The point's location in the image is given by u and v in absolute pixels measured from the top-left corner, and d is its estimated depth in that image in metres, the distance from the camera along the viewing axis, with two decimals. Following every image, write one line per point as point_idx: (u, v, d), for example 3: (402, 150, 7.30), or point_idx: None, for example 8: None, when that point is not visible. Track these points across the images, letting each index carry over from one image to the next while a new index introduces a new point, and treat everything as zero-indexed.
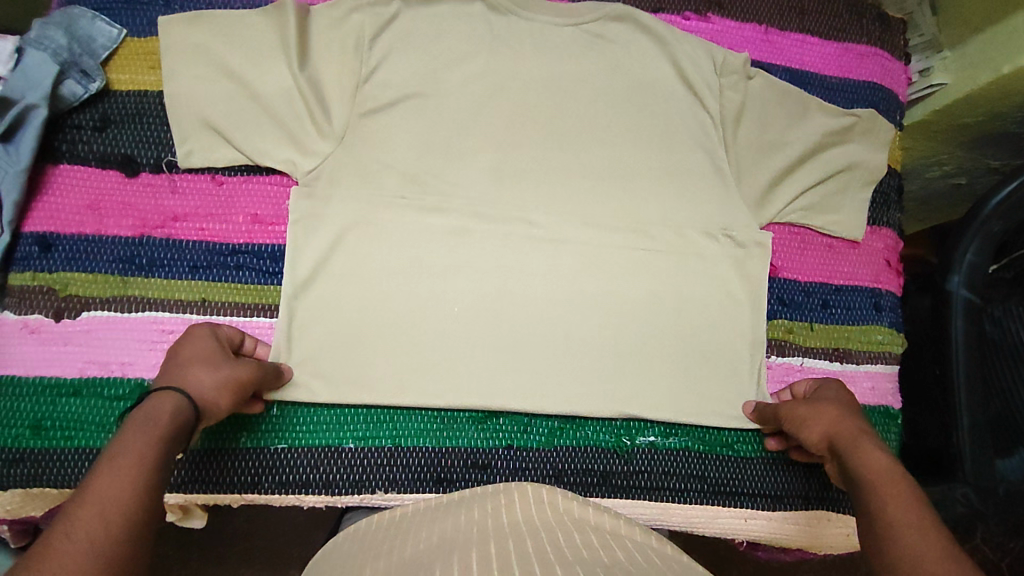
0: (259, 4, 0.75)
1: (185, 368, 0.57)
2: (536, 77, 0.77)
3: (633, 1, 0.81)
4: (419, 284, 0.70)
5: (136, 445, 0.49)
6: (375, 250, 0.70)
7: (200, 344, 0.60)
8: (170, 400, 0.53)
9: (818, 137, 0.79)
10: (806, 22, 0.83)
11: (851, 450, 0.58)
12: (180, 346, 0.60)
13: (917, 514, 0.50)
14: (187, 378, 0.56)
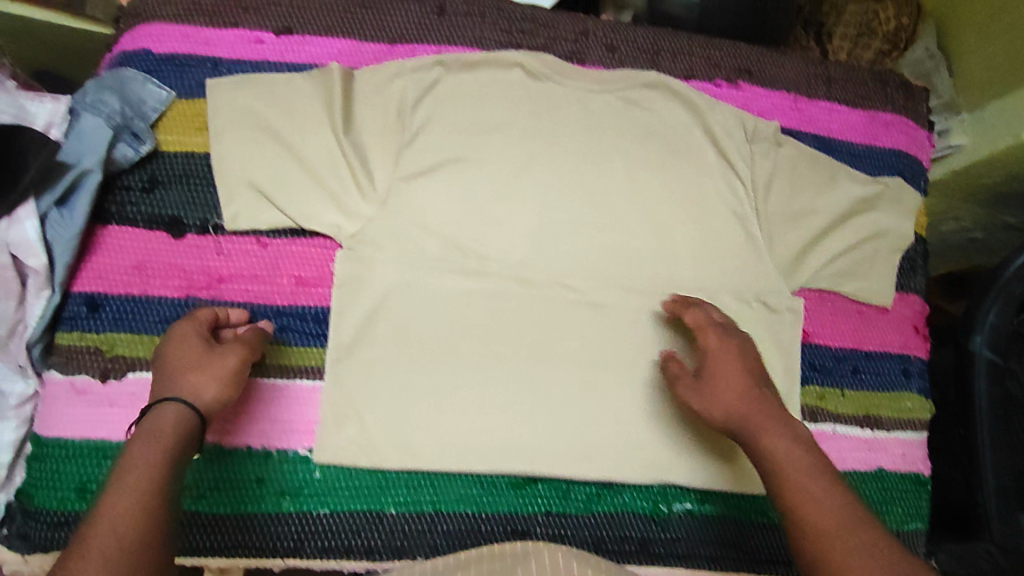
0: (302, 66, 0.76)
1: (175, 368, 0.60)
2: (573, 142, 0.79)
3: (666, 69, 0.83)
4: (461, 348, 0.72)
5: (146, 456, 0.53)
6: (417, 314, 0.71)
7: (184, 341, 0.62)
8: (172, 410, 0.57)
9: (846, 204, 0.81)
10: (833, 91, 0.85)
11: (747, 429, 0.62)
12: (167, 346, 0.62)
13: (834, 502, 0.55)
14: (182, 383, 0.59)
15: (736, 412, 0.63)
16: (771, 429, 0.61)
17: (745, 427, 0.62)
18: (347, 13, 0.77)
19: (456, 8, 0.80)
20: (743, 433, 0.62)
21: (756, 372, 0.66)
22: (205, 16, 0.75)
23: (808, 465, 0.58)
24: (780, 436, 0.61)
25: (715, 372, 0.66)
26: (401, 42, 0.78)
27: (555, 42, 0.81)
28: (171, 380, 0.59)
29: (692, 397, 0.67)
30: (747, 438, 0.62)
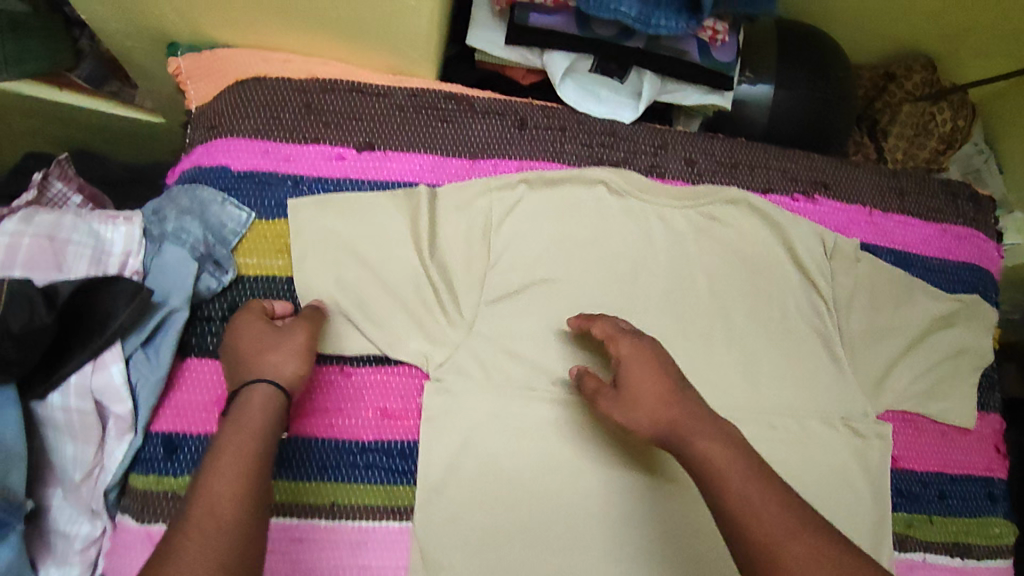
0: (385, 183, 0.74)
1: (248, 353, 0.59)
2: (656, 260, 0.77)
3: (744, 182, 0.82)
4: (550, 482, 0.69)
5: (240, 439, 0.52)
6: (505, 449, 0.69)
7: (251, 328, 0.61)
8: (259, 393, 0.56)
9: (927, 322, 0.81)
10: (906, 204, 0.85)
11: (679, 439, 0.56)
12: (233, 334, 0.62)
13: (778, 516, 0.49)
14: (259, 365, 0.58)
15: (664, 419, 0.57)
16: (702, 432, 0.55)
17: (671, 432, 0.56)
18: (429, 128, 0.76)
19: (536, 121, 0.78)
20: (676, 440, 0.56)
21: (670, 372, 0.59)
22: (285, 131, 0.73)
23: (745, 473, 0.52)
24: (711, 437, 0.54)
25: (628, 379, 0.60)
26: (482, 157, 0.77)
27: (634, 156, 0.80)
28: (248, 361, 0.59)
29: (614, 411, 0.61)
30: (679, 446, 0.55)
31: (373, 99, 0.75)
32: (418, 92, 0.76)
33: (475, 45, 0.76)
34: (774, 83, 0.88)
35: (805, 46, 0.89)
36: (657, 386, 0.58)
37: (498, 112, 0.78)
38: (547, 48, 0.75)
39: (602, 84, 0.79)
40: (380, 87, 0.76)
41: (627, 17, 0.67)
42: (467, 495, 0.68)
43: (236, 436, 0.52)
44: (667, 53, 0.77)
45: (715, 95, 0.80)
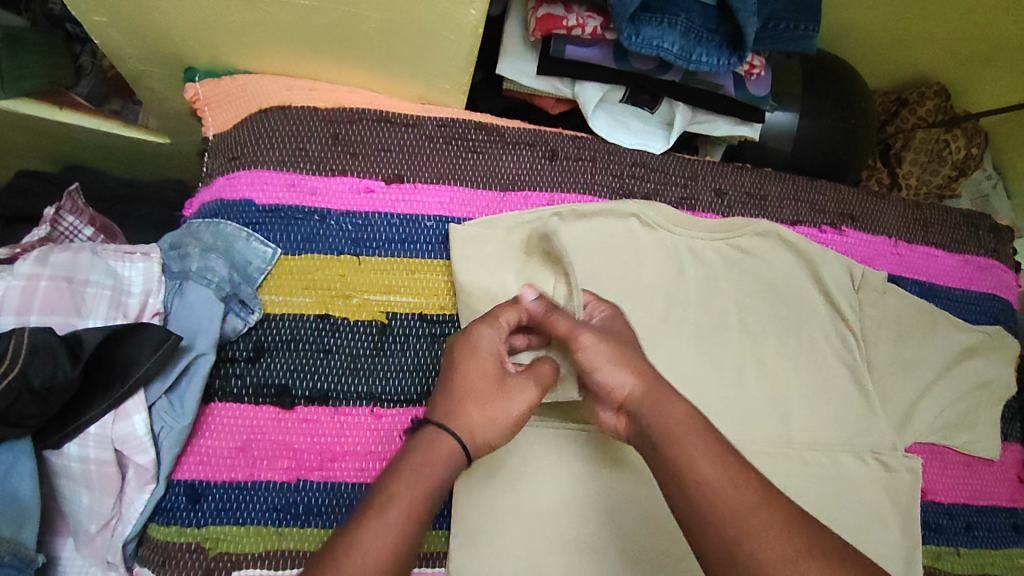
0: (415, 216, 0.71)
1: (467, 386, 0.53)
2: (686, 295, 0.77)
3: (773, 214, 0.82)
4: (586, 528, 0.66)
5: (411, 499, 0.48)
6: (541, 493, 0.66)
7: (476, 348, 0.55)
8: (441, 448, 0.51)
9: (952, 353, 0.81)
10: (930, 235, 0.86)
11: (642, 404, 0.54)
12: (458, 351, 0.55)
13: (736, 490, 0.48)
14: (463, 416, 0.52)
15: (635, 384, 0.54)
16: (673, 396, 0.54)
17: (642, 403, 0.54)
18: (460, 160, 0.74)
19: (567, 151, 0.77)
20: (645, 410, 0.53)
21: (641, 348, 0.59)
22: (311, 163, 0.71)
23: (704, 447, 0.50)
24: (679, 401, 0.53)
25: (611, 330, 0.60)
26: (513, 189, 0.75)
27: (665, 187, 0.79)
28: (460, 399, 0.53)
29: (592, 342, 0.56)
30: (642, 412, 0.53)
31: (403, 129, 0.73)
32: (448, 122, 0.74)
33: (506, 75, 0.75)
34: (799, 112, 0.88)
35: (825, 76, 0.90)
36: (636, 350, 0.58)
37: (530, 143, 0.76)
38: (578, 79, 0.74)
39: (631, 115, 0.79)
40: (410, 117, 0.74)
41: (670, 53, 0.66)
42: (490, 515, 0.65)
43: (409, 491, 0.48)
44: (702, 86, 0.75)
45: (744, 126, 0.80)
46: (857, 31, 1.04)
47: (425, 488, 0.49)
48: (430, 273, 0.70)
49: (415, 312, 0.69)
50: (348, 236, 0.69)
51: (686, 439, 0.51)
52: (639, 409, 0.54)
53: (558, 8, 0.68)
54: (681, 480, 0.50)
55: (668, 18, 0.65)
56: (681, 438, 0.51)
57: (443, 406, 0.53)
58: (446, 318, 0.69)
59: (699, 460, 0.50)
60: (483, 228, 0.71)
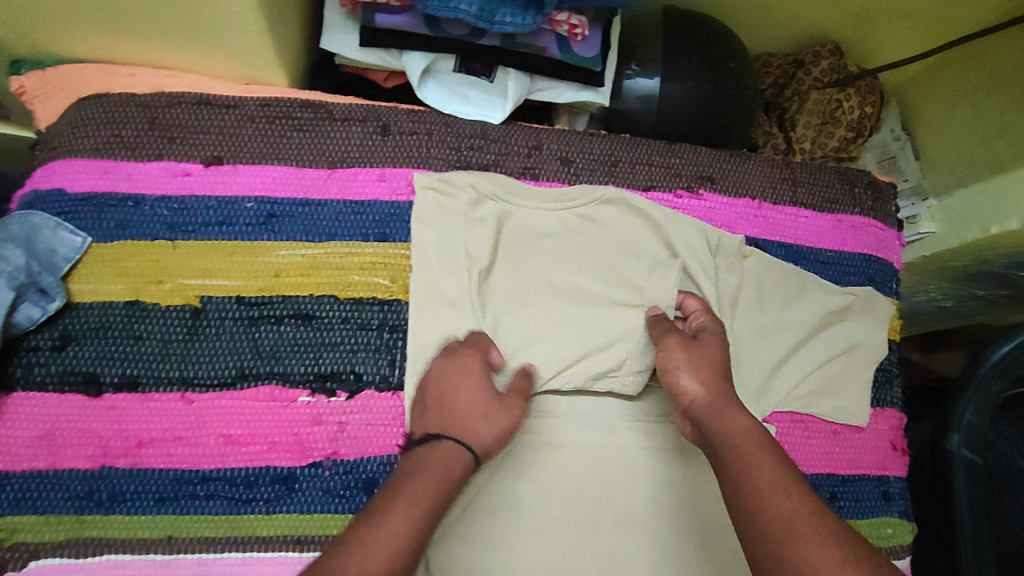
0: (232, 199, 0.70)
1: (454, 405, 0.63)
2: (542, 268, 0.74)
3: (622, 181, 0.79)
4: (609, 444, 0.71)
5: (423, 489, 0.56)
6: (579, 417, 0.72)
7: (449, 374, 0.65)
8: (444, 449, 0.61)
9: (817, 317, 0.78)
10: (799, 195, 0.83)
11: (706, 411, 0.62)
12: (434, 381, 0.66)
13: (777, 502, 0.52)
14: (472, 425, 0.63)
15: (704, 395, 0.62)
16: (734, 407, 0.61)
17: (707, 410, 0.61)
18: (283, 139, 0.72)
19: (399, 126, 0.75)
20: (705, 412, 0.61)
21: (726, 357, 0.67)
22: (126, 149, 0.70)
23: (762, 457, 0.56)
24: (745, 413, 0.61)
25: (703, 340, 0.67)
26: (342, 166, 0.73)
27: (506, 158, 0.77)
28: (450, 414, 0.63)
29: (677, 348, 0.66)
30: (710, 418, 0.61)
31: (223, 111, 0.72)
32: (271, 101, 0.73)
33: (329, 48, 0.73)
34: (662, 75, 0.85)
35: (689, 35, 0.87)
36: (716, 365, 0.65)
37: (359, 118, 0.74)
38: (403, 48, 0.72)
39: (468, 84, 0.76)
40: (230, 98, 0.72)
41: (468, 15, 0.64)
42: (541, 443, 0.70)
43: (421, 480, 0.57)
44: (524, 49, 0.72)
45: (588, 91, 0.77)
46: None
47: (427, 479, 0.57)
48: (247, 254, 0.69)
49: (232, 295, 0.68)
50: (163, 221, 0.69)
51: (745, 451, 0.56)
52: (709, 416, 0.61)
53: None
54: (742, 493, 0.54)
55: None
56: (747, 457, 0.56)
57: (433, 419, 0.63)
58: (265, 300, 0.69)
59: (757, 474, 0.54)
60: (459, 204, 0.73)
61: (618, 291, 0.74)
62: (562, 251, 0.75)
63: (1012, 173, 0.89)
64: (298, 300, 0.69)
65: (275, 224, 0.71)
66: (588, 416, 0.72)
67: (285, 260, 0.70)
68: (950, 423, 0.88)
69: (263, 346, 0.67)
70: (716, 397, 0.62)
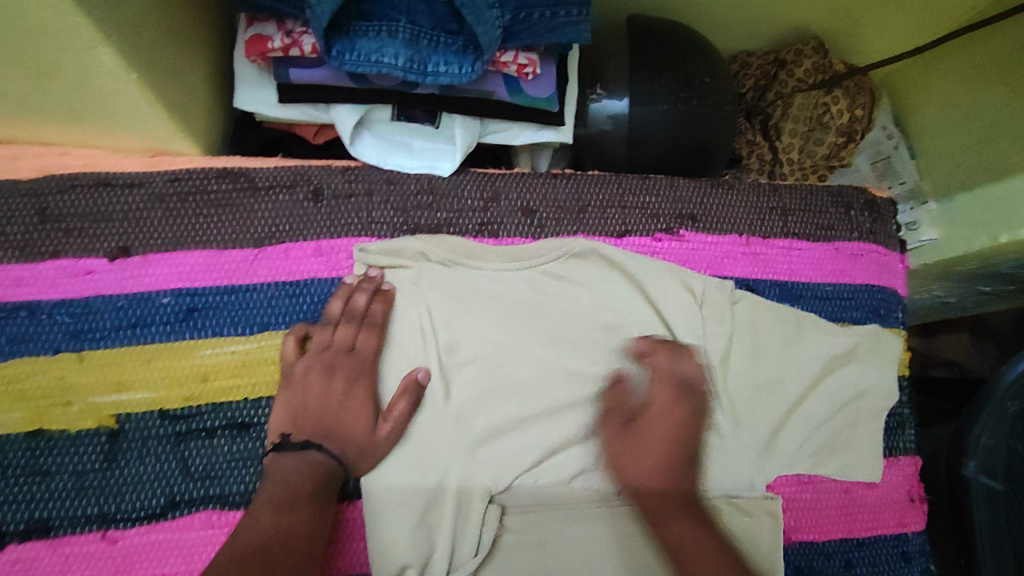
0: (144, 296, 0.61)
1: (341, 423, 0.60)
2: (508, 340, 0.65)
3: (594, 229, 0.70)
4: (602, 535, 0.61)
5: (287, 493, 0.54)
6: (562, 507, 0.63)
7: (330, 385, 0.60)
8: (310, 458, 0.57)
9: (821, 363, 0.70)
10: (791, 225, 0.74)
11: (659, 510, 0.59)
12: (312, 389, 0.60)
13: None
14: (347, 433, 0.60)
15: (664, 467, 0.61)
16: (678, 518, 0.57)
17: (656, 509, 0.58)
18: (199, 217, 0.63)
19: (334, 189, 0.65)
20: (658, 510, 0.58)
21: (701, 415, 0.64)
22: (14, 248, 0.60)
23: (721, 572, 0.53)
24: (685, 524, 0.57)
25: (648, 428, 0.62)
26: (270, 243, 0.64)
27: (460, 215, 0.68)
28: (336, 435, 0.59)
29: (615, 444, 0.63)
30: (658, 522, 0.58)
31: (125, 192, 0.62)
32: (181, 175, 0.63)
33: (246, 108, 0.63)
34: (631, 96, 0.76)
35: (658, 51, 0.77)
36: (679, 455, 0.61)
37: (287, 184, 0.65)
38: (328, 102, 0.62)
39: (410, 129, 0.66)
40: (132, 175, 0.62)
41: (394, 69, 0.55)
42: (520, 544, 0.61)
43: (284, 489, 0.54)
44: (468, 95, 0.62)
45: (548, 130, 0.69)
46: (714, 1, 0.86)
47: (308, 489, 0.55)
48: (167, 358, 0.60)
49: (154, 408, 0.59)
50: (64, 329, 0.59)
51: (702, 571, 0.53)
52: (656, 523, 0.58)
53: (269, 27, 0.57)
54: None
55: (387, 25, 0.54)
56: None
57: (316, 428, 0.59)
58: (192, 412, 0.60)
59: None
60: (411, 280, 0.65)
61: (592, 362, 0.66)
62: (529, 318, 0.66)
63: None
64: (232, 406, 0.60)
65: (197, 319, 0.61)
66: (573, 509, 0.62)
67: (213, 360, 0.61)
68: (965, 448, 0.81)
69: (194, 465, 0.59)
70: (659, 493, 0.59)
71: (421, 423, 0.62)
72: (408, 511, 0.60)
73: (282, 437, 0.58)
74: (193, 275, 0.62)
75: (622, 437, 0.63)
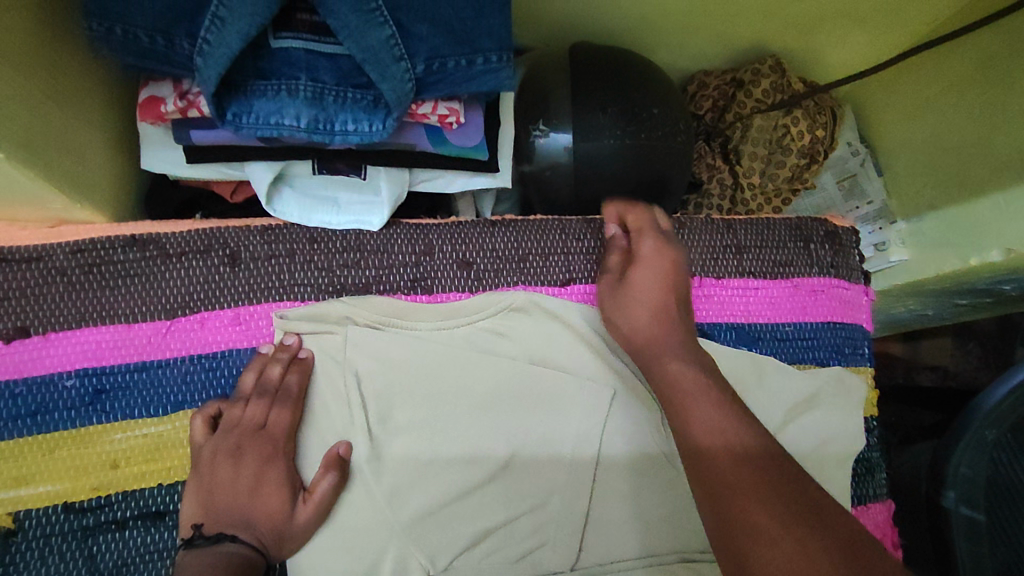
0: (44, 383, 0.56)
1: (256, 512, 0.55)
2: (448, 402, 0.60)
3: (536, 279, 0.66)
4: None
5: None
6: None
7: (237, 471, 0.55)
8: (224, 555, 0.52)
9: (783, 411, 0.66)
10: (746, 263, 0.70)
11: (644, 351, 0.56)
12: (222, 475, 0.55)
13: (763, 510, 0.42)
14: (265, 519, 0.55)
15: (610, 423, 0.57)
16: (672, 356, 0.54)
17: (649, 349, 0.56)
18: (106, 291, 0.58)
19: (252, 251, 0.61)
20: (646, 359, 0.56)
21: (682, 285, 0.60)
22: None
23: (713, 405, 0.49)
24: (681, 361, 0.54)
25: (634, 279, 0.59)
26: (184, 313, 0.59)
27: (390, 272, 0.63)
28: (253, 528, 0.54)
29: (606, 293, 0.61)
30: (651, 364, 0.55)
31: (23, 267, 0.57)
32: (84, 246, 0.58)
33: (155, 169, 0.59)
34: (574, 129, 0.72)
35: (601, 82, 0.73)
36: (676, 287, 0.59)
37: (200, 248, 0.60)
38: (240, 161, 0.58)
39: (334, 183, 0.62)
40: (28, 249, 0.57)
41: (298, 130, 0.51)
42: None
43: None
44: (387, 148, 0.58)
45: (483, 176, 0.64)
46: (665, 22, 0.82)
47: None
48: (72, 447, 0.56)
49: (57, 503, 0.55)
50: None
51: (692, 402, 0.50)
52: (647, 363, 0.56)
53: (164, 88, 0.53)
54: (698, 465, 0.46)
55: (286, 83, 0.50)
56: (696, 413, 0.49)
57: (231, 514, 0.54)
58: (101, 503, 0.56)
59: (711, 433, 0.47)
60: (337, 346, 0.60)
61: (540, 423, 0.61)
62: (469, 379, 0.61)
63: (1004, 189, 0.75)
64: (144, 495, 0.56)
65: (105, 401, 0.57)
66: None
67: (123, 445, 0.57)
68: (944, 477, 0.75)
69: (103, 562, 0.55)
70: (654, 329, 0.56)
71: (350, 499, 0.58)
72: None
73: (192, 530, 0.54)
74: (99, 354, 0.57)
75: (564, 495, 0.60)
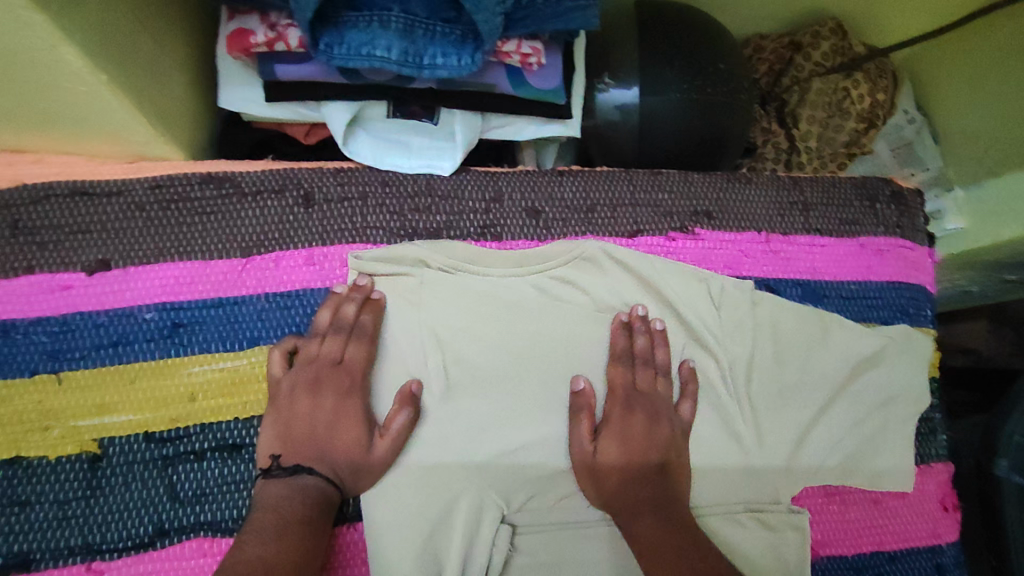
0: (125, 314, 0.57)
1: (334, 445, 0.55)
2: (520, 345, 0.61)
3: (603, 229, 0.66)
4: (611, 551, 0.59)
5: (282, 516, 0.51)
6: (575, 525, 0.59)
7: (316, 404, 0.56)
8: (305, 486, 0.54)
9: (848, 365, 0.66)
10: (812, 220, 0.70)
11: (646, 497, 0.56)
12: (299, 408, 0.56)
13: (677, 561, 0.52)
14: (343, 452, 0.55)
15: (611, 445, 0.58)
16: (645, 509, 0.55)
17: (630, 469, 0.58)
18: (183, 227, 0.59)
19: (325, 193, 0.61)
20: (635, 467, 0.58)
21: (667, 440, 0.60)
22: None
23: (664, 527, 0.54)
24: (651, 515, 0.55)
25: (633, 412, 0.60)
26: (259, 252, 0.60)
27: (460, 217, 0.64)
28: (330, 460, 0.55)
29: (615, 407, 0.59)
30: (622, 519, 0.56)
31: (105, 201, 0.58)
32: (163, 181, 0.59)
33: (232, 108, 0.59)
34: (643, 84, 0.71)
35: (667, 36, 0.72)
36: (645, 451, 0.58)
37: (274, 188, 0.60)
38: (318, 100, 0.58)
39: (407, 129, 0.62)
40: (109, 184, 0.58)
41: (389, 62, 0.51)
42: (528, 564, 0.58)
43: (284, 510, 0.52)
44: (468, 88, 0.57)
45: (555, 124, 0.64)
46: None
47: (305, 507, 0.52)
48: (152, 379, 0.57)
49: (138, 432, 0.56)
50: (43, 349, 0.56)
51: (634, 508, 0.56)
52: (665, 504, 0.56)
53: (251, 20, 0.53)
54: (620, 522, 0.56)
55: (378, 14, 0.49)
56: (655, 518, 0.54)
57: (308, 447, 0.55)
58: (179, 434, 0.56)
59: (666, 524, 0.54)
60: (410, 288, 0.61)
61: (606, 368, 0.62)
62: (540, 324, 0.62)
63: None
64: (221, 427, 0.57)
65: (183, 335, 0.58)
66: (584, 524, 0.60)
67: (201, 378, 0.57)
68: (996, 444, 0.74)
69: (183, 490, 0.56)
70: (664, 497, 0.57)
71: (423, 438, 0.58)
72: (415, 530, 0.56)
73: (271, 460, 0.55)
74: (176, 288, 0.58)
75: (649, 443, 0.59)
